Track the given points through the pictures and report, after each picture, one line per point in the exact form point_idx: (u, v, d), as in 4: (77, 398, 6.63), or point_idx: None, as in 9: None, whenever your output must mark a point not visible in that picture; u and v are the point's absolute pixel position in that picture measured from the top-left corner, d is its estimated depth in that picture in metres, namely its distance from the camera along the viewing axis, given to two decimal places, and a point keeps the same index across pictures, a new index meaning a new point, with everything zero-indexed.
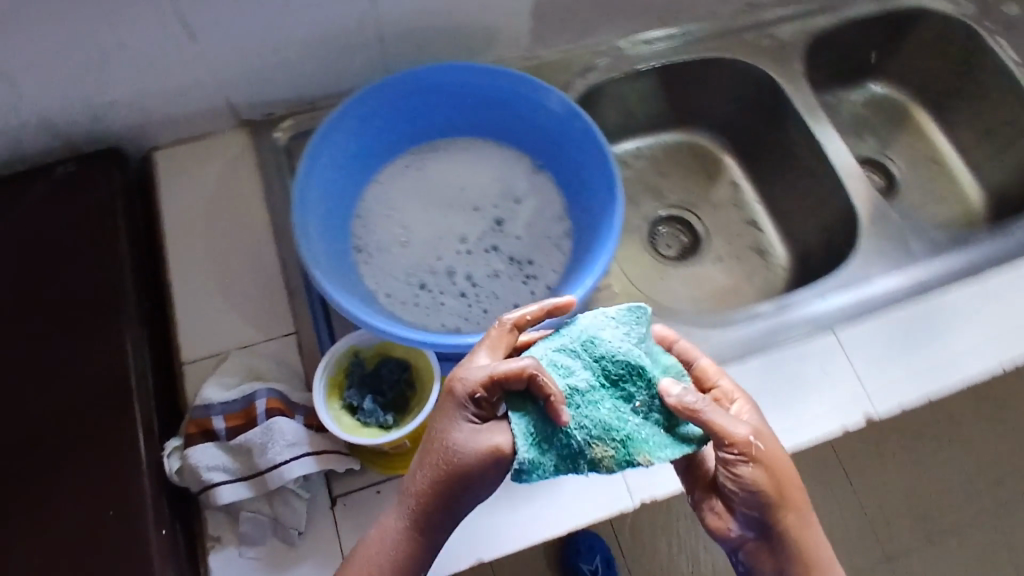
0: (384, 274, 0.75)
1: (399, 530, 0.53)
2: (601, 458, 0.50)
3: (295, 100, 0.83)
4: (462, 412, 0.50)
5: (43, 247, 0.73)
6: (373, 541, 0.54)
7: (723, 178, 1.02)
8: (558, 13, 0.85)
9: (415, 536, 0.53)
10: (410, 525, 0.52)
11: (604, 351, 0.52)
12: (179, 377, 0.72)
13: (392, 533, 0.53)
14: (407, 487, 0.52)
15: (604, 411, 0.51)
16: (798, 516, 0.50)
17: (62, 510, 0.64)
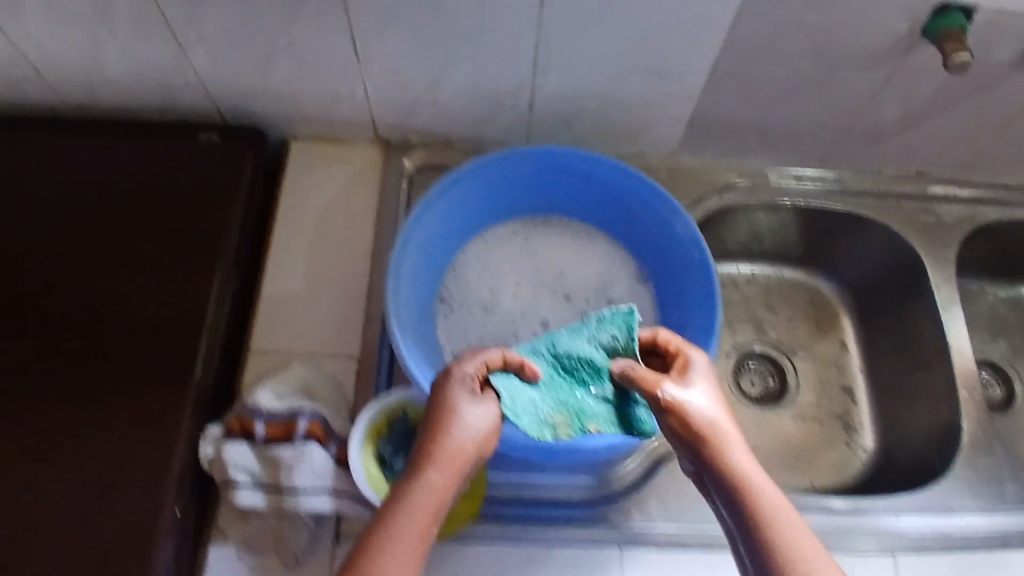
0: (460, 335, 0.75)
1: (419, 512, 0.46)
2: (560, 427, 0.55)
3: (433, 134, 0.84)
4: (466, 392, 0.53)
5: (166, 207, 0.76)
6: (388, 517, 0.46)
7: (833, 336, 0.96)
8: (715, 129, 0.82)
9: (432, 523, 0.47)
10: (432, 507, 0.47)
11: (558, 347, 0.58)
12: (242, 365, 0.74)
13: (414, 512, 0.46)
14: (412, 468, 0.49)
15: (560, 393, 0.56)
16: (768, 528, 0.45)
17: (97, 460, 0.66)
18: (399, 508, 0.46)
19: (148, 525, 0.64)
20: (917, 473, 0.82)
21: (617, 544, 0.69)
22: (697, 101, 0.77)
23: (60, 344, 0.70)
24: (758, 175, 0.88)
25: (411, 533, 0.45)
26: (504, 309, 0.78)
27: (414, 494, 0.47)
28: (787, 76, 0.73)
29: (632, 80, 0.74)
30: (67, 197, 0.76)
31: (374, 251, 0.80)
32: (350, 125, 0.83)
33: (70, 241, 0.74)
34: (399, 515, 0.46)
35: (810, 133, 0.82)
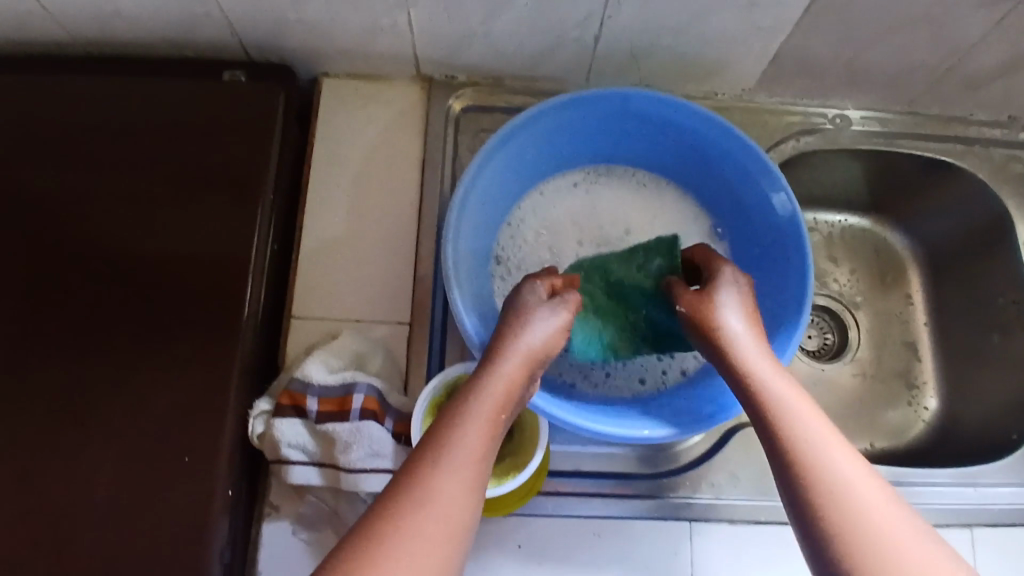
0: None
1: (495, 391, 0.49)
2: (619, 349, 0.66)
3: (483, 71, 0.75)
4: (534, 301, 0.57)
5: (193, 156, 0.69)
6: (463, 396, 0.48)
7: (899, 289, 0.89)
8: (799, 67, 0.73)
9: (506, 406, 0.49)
10: (505, 391, 0.49)
11: (615, 276, 0.67)
12: (285, 330, 0.69)
13: (489, 396, 0.48)
14: (481, 364, 0.52)
15: (616, 318, 0.67)
16: (802, 457, 0.44)
17: (139, 438, 0.61)
18: (473, 390, 0.48)
19: (199, 508, 0.60)
20: (986, 439, 0.79)
21: (686, 519, 0.66)
22: (786, 37, 0.69)
23: (86, 311, 0.64)
24: (840, 118, 0.80)
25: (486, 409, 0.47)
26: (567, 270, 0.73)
27: (487, 379, 0.49)
28: (895, 9, 0.64)
29: (720, 12, 0.65)
30: (79, 144, 0.68)
31: (421, 206, 0.74)
32: (390, 61, 0.74)
33: (87, 195, 0.67)
34: (472, 394, 0.48)
35: (903, 73, 0.74)
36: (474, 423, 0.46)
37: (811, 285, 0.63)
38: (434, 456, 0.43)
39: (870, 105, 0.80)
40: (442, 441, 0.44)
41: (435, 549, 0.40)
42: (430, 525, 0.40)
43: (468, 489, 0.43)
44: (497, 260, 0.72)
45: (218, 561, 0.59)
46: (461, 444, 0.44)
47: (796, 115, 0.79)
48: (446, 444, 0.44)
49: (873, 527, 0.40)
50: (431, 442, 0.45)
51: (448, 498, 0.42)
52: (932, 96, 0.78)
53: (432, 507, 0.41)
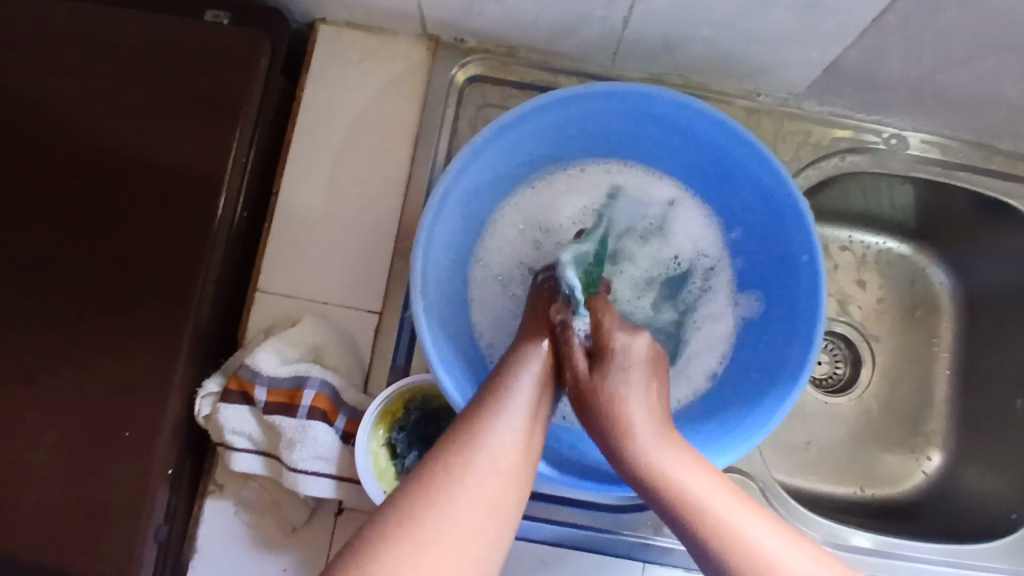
0: (513, 263, 0.67)
1: (541, 360, 0.49)
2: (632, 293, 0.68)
3: (495, 38, 0.67)
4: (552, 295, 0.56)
5: (166, 102, 0.63)
6: (500, 373, 0.48)
7: (926, 327, 0.80)
8: (857, 77, 0.64)
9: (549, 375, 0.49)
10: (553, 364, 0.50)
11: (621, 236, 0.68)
12: (249, 302, 0.66)
13: (527, 373, 0.48)
14: (512, 347, 0.51)
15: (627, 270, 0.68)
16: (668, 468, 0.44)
17: (81, 403, 0.59)
18: (521, 359, 0.49)
19: (134, 485, 0.58)
20: (986, 509, 0.72)
21: (639, 560, 0.63)
22: (845, 46, 0.59)
23: (40, 262, 0.61)
24: (896, 139, 0.71)
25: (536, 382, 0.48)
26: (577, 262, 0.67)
27: (533, 350, 0.50)
28: (980, 29, 0.54)
29: (772, 9, 0.56)
30: (44, 74, 0.63)
31: (407, 183, 0.67)
32: (392, 16, 0.66)
33: (50, 134, 0.62)
34: (518, 363, 0.48)
35: (976, 99, 0.64)
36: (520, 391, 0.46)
37: (812, 353, 0.57)
38: (484, 417, 0.44)
39: (932, 128, 0.70)
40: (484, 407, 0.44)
41: (485, 496, 0.40)
42: (478, 480, 0.41)
43: (519, 450, 0.44)
44: (509, 215, 0.67)
45: (151, 539, 0.59)
46: (519, 396, 0.46)
47: (847, 129, 0.71)
48: (497, 404, 0.45)
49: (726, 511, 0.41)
50: (478, 402, 0.45)
51: (496, 454, 0.42)
52: (1007, 127, 0.67)
53: (484, 459, 0.42)
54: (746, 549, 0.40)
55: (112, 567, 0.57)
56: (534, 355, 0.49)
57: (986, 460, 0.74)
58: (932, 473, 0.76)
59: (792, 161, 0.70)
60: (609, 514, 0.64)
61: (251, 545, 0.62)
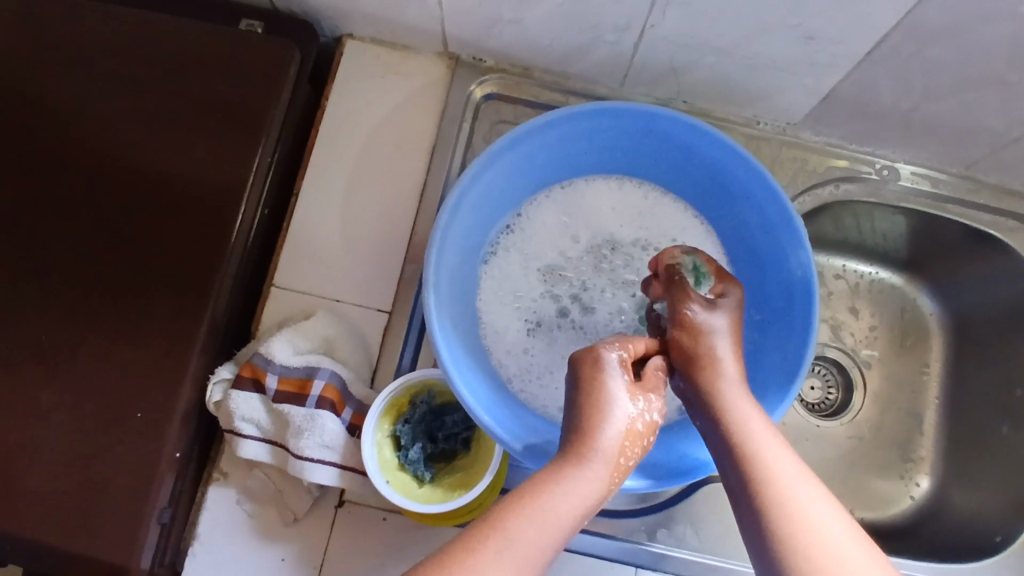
0: (558, 256, 0.70)
1: (575, 493, 0.43)
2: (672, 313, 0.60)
3: (512, 59, 0.71)
4: (615, 385, 0.48)
5: (198, 102, 0.67)
6: (532, 491, 0.42)
7: (917, 356, 0.82)
8: (852, 107, 0.67)
9: (587, 514, 0.43)
10: (592, 500, 0.43)
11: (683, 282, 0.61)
12: (265, 296, 0.68)
13: (559, 498, 0.42)
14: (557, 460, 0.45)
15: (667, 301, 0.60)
16: (764, 497, 0.44)
17: (96, 382, 0.61)
18: (553, 481, 0.43)
19: (143, 467, 0.60)
20: (972, 532, 0.73)
21: (633, 565, 0.64)
22: (840, 77, 0.63)
23: (65, 245, 0.64)
24: (888, 170, 0.75)
25: (562, 517, 0.42)
26: (620, 270, 0.71)
27: (571, 476, 0.43)
28: (963, 63, 0.58)
29: (772, 38, 0.60)
30: (84, 74, 0.67)
31: (422, 190, 0.70)
32: (415, 33, 0.70)
33: (84, 129, 0.66)
34: (540, 488, 0.43)
35: (963, 131, 0.67)
36: (538, 532, 0.41)
37: (803, 365, 0.59)
38: (490, 545, 0.39)
39: (922, 160, 0.74)
40: (507, 530, 0.40)
41: None
42: None
43: None
44: (517, 226, 0.70)
45: (155, 521, 0.60)
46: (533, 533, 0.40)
47: (842, 158, 0.75)
48: (509, 531, 0.40)
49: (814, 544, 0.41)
50: (494, 523, 0.40)
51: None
52: (994, 161, 0.71)
53: None
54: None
55: (115, 546, 0.58)
56: (565, 493, 0.43)
57: (974, 484, 0.76)
58: (921, 498, 0.78)
59: (789, 185, 0.74)
60: (605, 518, 0.65)
61: (250, 535, 0.63)
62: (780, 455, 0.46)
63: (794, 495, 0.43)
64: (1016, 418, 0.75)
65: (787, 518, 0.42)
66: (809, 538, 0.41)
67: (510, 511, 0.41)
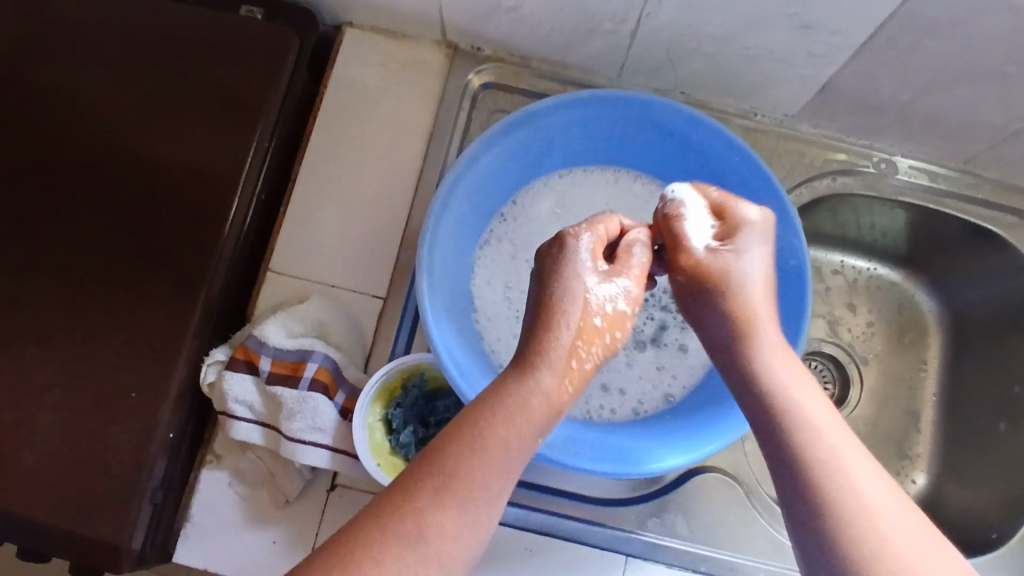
0: None
1: (518, 414, 0.42)
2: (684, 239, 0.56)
3: (511, 48, 0.72)
4: (569, 287, 0.47)
5: (197, 86, 0.67)
6: (474, 417, 0.42)
7: (913, 352, 0.82)
8: (849, 100, 0.68)
9: (539, 427, 0.43)
10: (539, 411, 0.43)
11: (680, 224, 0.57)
12: (261, 280, 0.68)
13: (501, 421, 0.41)
14: (507, 377, 0.44)
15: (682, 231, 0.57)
16: (795, 424, 0.43)
17: (93, 361, 0.62)
18: (496, 406, 0.42)
19: (137, 446, 0.60)
20: (969, 529, 0.73)
21: (623, 554, 0.64)
22: (838, 68, 0.63)
23: (64, 225, 0.64)
24: (885, 163, 0.75)
25: (512, 440, 0.41)
26: None
27: (514, 399, 0.42)
28: (959, 55, 0.58)
29: (769, 27, 0.60)
30: (86, 58, 0.67)
31: (419, 177, 0.71)
32: (414, 22, 0.70)
33: (81, 114, 0.66)
34: (482, 415, 0.42)
35: (962, 125, 0.67)
36: (490, 446, 0.40)
37: (793, 359, 0.59)
38: (427, 480, 0.39)
39: (921, 154, 0.74)
40: (448, 458, 0.40)
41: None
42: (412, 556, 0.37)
43: (465, 518, 0.38)
44: (510, 214, 0.70)
45: (148, 499, 0.60)
46: (474, 461, 0.40)
47: (841, 152, 0.74)
48: (443, 466, 0.39)
49: (846, 476, 0.41)
50: (431, 460, 0.40)
51: (440, 543, 0.37)
52: (992, 156, 0.71)
53: (419, 532, 0.37)
54: (865, 514, 0.39)
55: (108, 522, 0.59)
56: (511, 405, 0.42)
57: (970, 482, 0.75)
58: (917, 494, 0.77)
59: (787, 177, 0.74)
60: (596, 506, 0.65)
61: (241, 516, 0.63)
62: (807, 390, 0.45)
63: (824, 428, 0.43)
64: (1013, 416, 0.75)
65: (819, 445, 0.42)
66: (842, 465, 0.41)
67: (457, 449, 0.40)
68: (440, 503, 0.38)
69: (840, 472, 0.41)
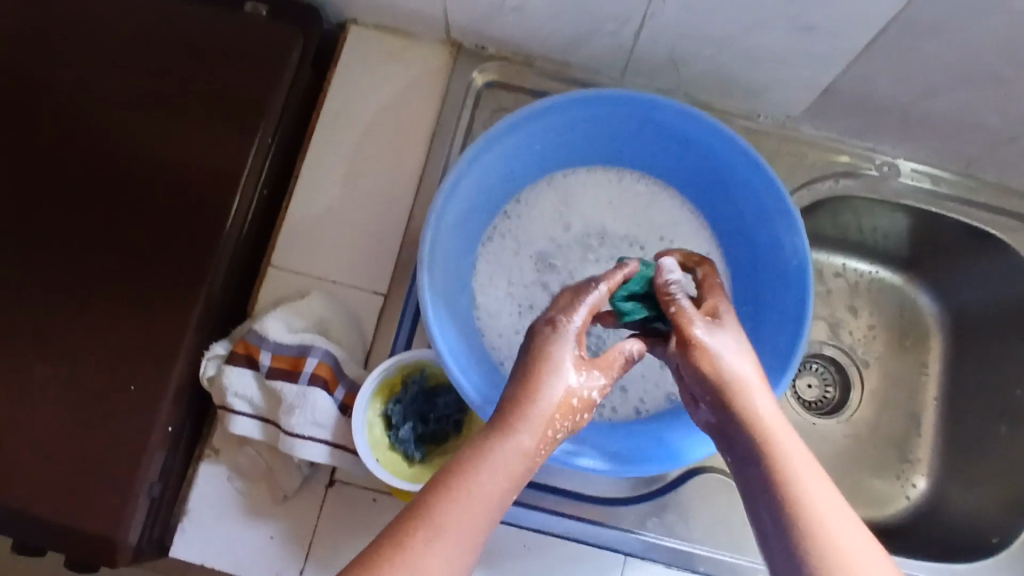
0: (546, 243, 0.70)
1: (499, 471, 0.40)
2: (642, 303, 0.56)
3: (514, 47, 0.72)
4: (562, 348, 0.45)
5: (201, 82, 0.67)
6: (457, 467, 0.40)
7: (914, 356, 0.82)
8: (852, 102, 0.68)
9: (517, 483, 0.41)
10: (519, 470, 0.41)
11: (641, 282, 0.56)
12: (262, 276, 0.68)
13: (486, 476, 0.40)
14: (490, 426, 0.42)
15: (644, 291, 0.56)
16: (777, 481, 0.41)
17: (92, 355, 0.62)
18: (480, 458, 0.40)
19: (136, 440, 0.60)
20: (968, 533, 0.73)
21: (621, 553, 0.64)
22: (840, 69, 0.63)
23: (66, 219, 0.64)
24: (888, 166, 0.74)
25: (494, 490, 0.40)
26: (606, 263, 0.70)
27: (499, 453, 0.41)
28: (961, 58, 0.58)
29: (772, 28, 0.60)
30: (89, 52, 0.68)
31: (421, 175, 0.71)
32: (418, 20, 0.71)
33: (85, 109, 0.67)
34: (465, 469, 0.40)
35: (964, 128, 0.67)
36: (475, 501, 0.39)
37: (795, 359, 0.59)
38: (416, 530, 0.37)
39: (924, 157, 0.74)
40: (432, 510, 0.38)
41: None
42: None
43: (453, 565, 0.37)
44: (513, 212, 0.70)
45: (146, 493, 0.60)
46: (460, 513, 0.38)
47: (844, 154, 0.74)
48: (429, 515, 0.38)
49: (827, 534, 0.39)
50: (417, 513, 0.38)
51: None
52: (995, 160, 0.71)
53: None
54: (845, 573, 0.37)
55: (105, 515, 0.59)
56: (494, 463, 0.40)
57: (970, 486, 0.75)
58: (917, 499, 0.77)
59: (789, 178, 0.74)
60: (596, 506, 0.65)
61: (239, 510, 0.63)
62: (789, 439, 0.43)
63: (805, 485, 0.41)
64: (1014, 420, 0.75)
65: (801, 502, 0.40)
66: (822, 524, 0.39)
67: (438, 500, 0.38)
68: (433, 548, 0.37)
69: (832, 527, 0.39)
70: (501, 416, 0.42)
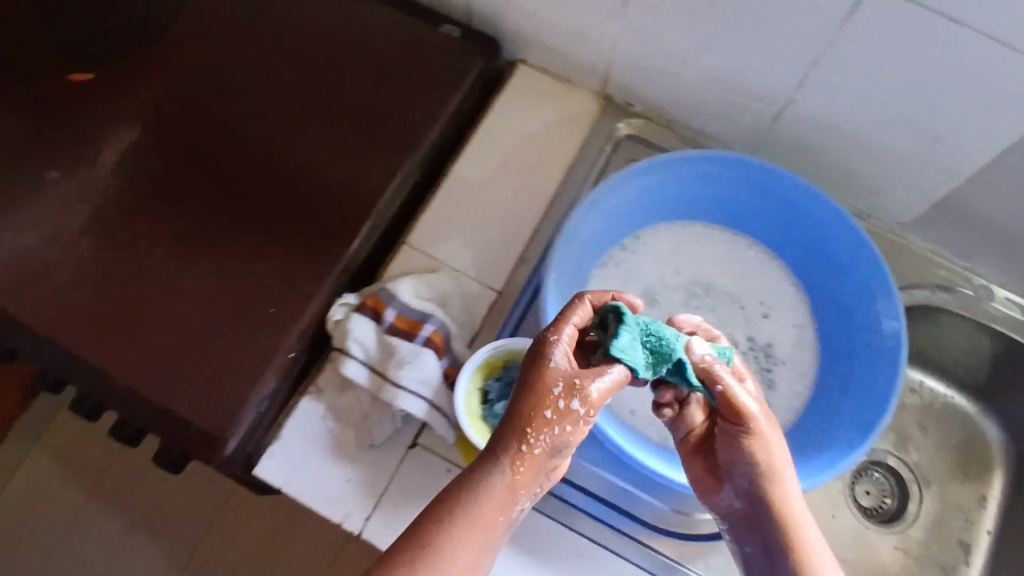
0: (655, 282, 0.76)
1: (489, 500, 0.48)
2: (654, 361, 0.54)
3: (660, 109, 0.81)
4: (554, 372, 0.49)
5: (390, 80, 0.78)
6: (456, 493, 0.48)
7: (976, 484, 0.84)
8: (959, 219, 0.74)
9: (501, 509, 0.48)
10: (505, 496, 0.48)
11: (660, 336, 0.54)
12: (396, 250, 0.76)
13: (480, 503, 0.48)
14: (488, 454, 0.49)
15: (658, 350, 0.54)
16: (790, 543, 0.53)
17: (243, 279, 0.70)
18: (472, 490, 0.48)
19: (260, 359, 0.67)
20: None
21: None
22: (955, 185, 0.70)
23: (251, 164, 0.75)
24: (982, 288, 0.79)
25: (491, 515, 0.48)
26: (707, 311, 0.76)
27: (484, 489, 0.48)
28: None
29: (901, 135, 0.67)
30: (305, 37, 0.80)
31: (555, 197, 0.79)
32: (582, 70, 0.81)
33: (290, 80, 0.78)
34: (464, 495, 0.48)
35: None
36: (467, 529, 0.47)
37: (879, 423, 0.63)
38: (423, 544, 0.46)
39: (1017, 287, 0.78)
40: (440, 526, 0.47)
41: None
42: None
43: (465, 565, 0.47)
44: (629, 247, 0.77)
45: (254, 408, 0.66)
46: (456, 538, 0.47)
47: (942, 269, 0.80)
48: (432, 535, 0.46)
49: None
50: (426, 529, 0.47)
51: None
52: None
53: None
54: None
55: (218, 417, 0.65)
56: (481, 496, 0.48)
57: None
58: None
59: None
60: (653, 531, 0.68)
61: (327, 448, 0.68)
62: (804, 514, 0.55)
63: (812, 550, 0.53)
64: None
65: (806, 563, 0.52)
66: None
67: (439, 523, 0.47)
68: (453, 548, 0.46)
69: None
70: (500, 445, 0.49)
